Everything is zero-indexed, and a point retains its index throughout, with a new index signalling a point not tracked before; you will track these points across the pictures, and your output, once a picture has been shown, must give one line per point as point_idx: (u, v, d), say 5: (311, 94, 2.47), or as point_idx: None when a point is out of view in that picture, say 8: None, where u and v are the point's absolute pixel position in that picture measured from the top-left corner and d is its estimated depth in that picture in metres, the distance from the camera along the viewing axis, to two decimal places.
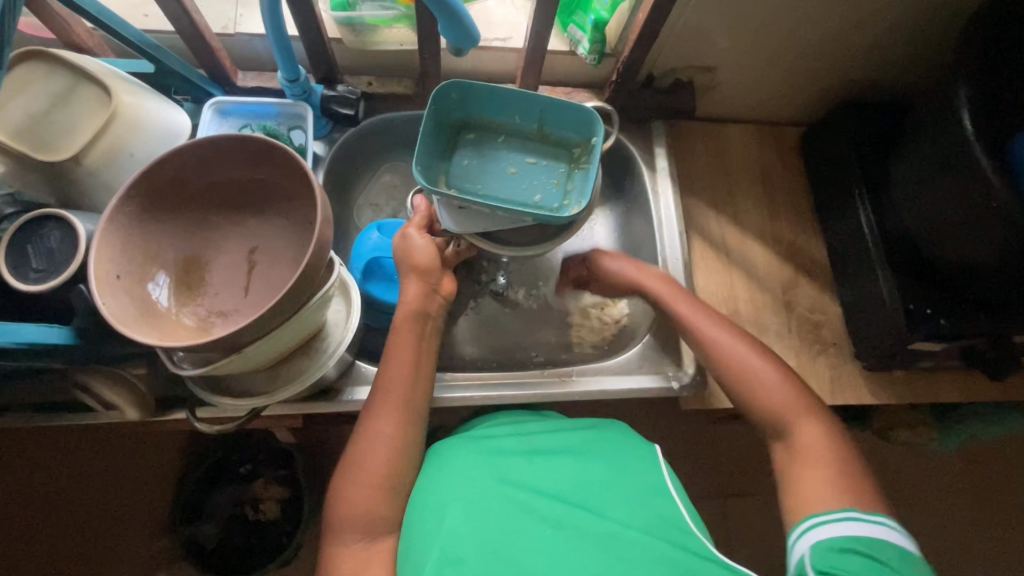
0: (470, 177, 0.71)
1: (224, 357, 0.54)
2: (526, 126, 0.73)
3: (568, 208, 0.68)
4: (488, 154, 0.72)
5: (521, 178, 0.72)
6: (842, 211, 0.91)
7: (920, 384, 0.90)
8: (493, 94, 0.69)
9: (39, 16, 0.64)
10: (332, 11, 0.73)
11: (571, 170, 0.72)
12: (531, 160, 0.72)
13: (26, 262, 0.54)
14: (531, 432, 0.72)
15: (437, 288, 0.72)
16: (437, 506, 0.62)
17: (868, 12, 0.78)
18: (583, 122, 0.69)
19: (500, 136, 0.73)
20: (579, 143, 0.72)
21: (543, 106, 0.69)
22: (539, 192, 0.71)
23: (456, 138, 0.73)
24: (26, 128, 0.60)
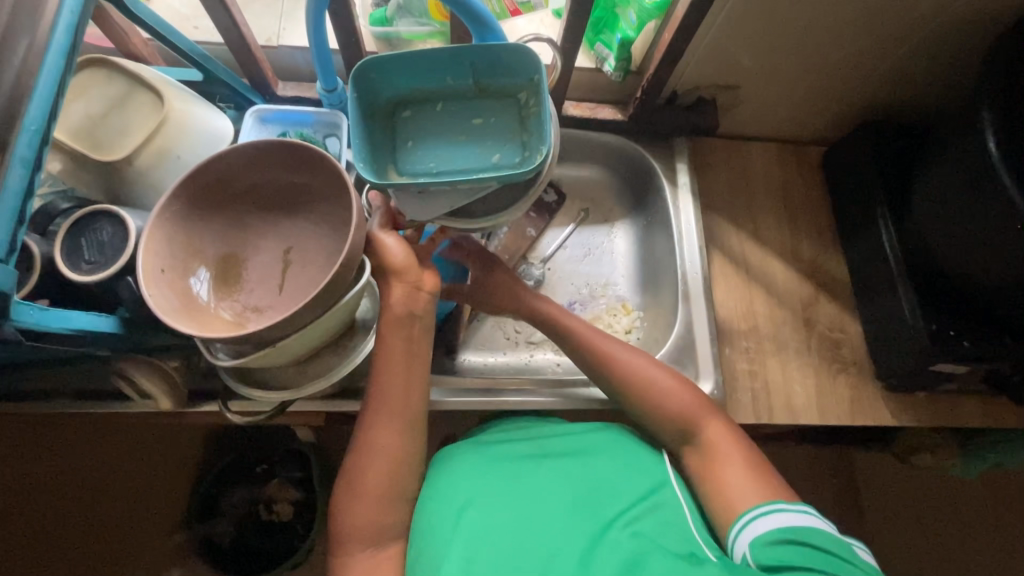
0: (420, 156, 0.65)
1: (258, 350, 0.57)
2: (462, 85, 0.66)
3: (531, 158, 0.62)
4: (430, 128, 0.67)
5: (473, 143, 0.65)
6: (863, 231, 0.91)
7: (942, 406, 0.89)
8: (413, 62, 0.63)
9: (102, 26, 0.69)
10: (370, 25, 0.78)
11: (523, 118, 0.65)
12: (479, 120, 0.66)
13: (79, 253, 0.57)
14: (541, 436, 0.72)
15: (420, 285, 0.64)
16: (448, 505, 0.64)
17: (892, 35, 0.79)
18: (517, 60, 0.62)
19: (439, 103, 0.67)
20: (522, 87, 0.65)
21: (470, 57, 0.63)
22: (496, 151, 0.65)
23: (394, 120, 0.67)
24: (84, 129, 0.64)
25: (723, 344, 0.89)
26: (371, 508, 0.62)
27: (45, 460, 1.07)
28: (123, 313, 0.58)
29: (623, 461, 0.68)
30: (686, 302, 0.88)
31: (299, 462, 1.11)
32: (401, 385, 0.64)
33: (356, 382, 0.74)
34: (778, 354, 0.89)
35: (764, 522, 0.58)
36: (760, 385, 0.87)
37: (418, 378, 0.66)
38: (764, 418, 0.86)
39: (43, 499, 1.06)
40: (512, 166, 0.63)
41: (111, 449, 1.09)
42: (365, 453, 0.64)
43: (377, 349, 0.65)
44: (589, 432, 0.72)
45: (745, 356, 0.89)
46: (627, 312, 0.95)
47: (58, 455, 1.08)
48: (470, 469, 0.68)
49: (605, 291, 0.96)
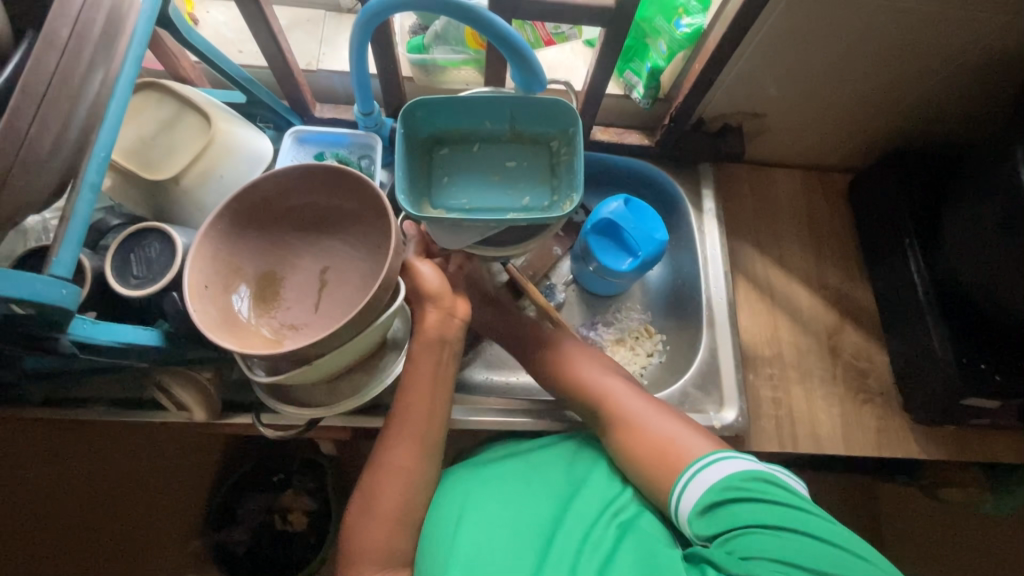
0: (453, 192, 0.69)
1: (294, 367, 0.58)
2: (497, 129, 0.70)
3: (559, 205, 0.66)
4: (464, 166, 0.70)
5: (505, 184, 0.69)
6: (893, 262, 0.91)
7: (972, 439, 0.87)
8: (457, 105, 0.66)
9: (155, 51, 0.72)
10: (408, 53, 0.80)
11: (554, 166, 0.69)
12: (512, 163, 0.70)
13: (127, 268, 0.60)
14: (525, 449, 0.76)
15: (454, 312, 0.66)
16: (450, 520, 0.68)
17: (923, 66, 0.79)
18: (555, 114, 0.66)
19: (474, 145, 0.70)
20: (555, 136, 0.69)
21: (512, 106, 0.66)
22: (526, 195, 0.68)
23: (431, 156, 0.70)
24: (136, 149, 0.67)
25: (747, 370, 0.89)
26: (393, 528, 0.63)
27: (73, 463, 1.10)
28: (166, 327, 0.60)
29: (596, 463, 0.73)
30: (710, 328, 0.88)
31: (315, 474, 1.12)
32: (426, 406, 0.65)
33: (383, 399, 0.75)
34: (803, 382, 0.89)
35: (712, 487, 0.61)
36: (784, 413, 0.87)
37: (444, 399, 0.67)
38: (788, 446, 0.85)
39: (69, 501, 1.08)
40: (540, 210, 0.67)
41: (136, 454, 1.11)
42: (388, 471, 0.64)
43: (406, 369, 0.66)
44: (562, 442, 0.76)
45: (768, 383, 0.88)
46: (649, 335, 0.93)
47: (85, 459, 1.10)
48: (468, 486, 0.72)
49: (627, 314, 0.95)
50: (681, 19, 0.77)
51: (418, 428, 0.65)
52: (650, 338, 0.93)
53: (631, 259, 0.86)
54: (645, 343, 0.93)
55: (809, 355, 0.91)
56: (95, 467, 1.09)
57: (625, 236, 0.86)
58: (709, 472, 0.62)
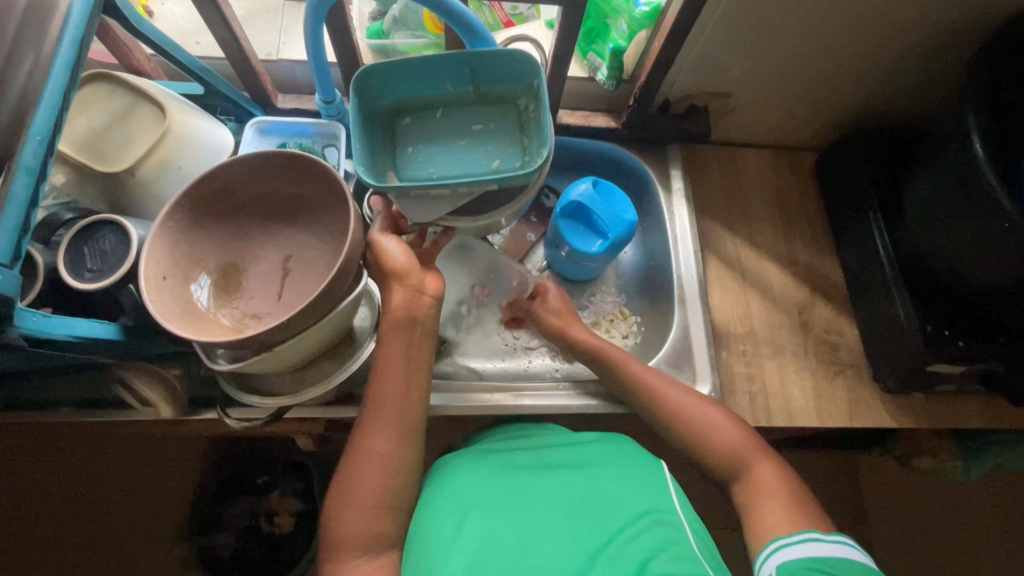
0: (421, 162, 0.68)
1: (256, 355, 0.57)
2: (461, 91, 0.69)
3: (532, 162, 0.65)
4: (429, 134, 0.69)
5: (473, 148, 0.69)
6: (859, 234, 0.92)
7: (941, 406, 0.89)
8: (415, 69, 0.65)
9: (106, 42, 0.71)
10: (367, 39, 0.79)
11: (523, 124, 0.68)
12: (479, 126, 0.69)
13: (81, 262, 0.58)
14: (545, 451, 0.73)
15: (422, 288, 0.64)
16: (451, 512, 0.65)
17: (878, 41, 0.81)
18: (518, 70, 0.65)
19: (438, 110, 0.70)
20: (521, 93, 0.68)
21: (472, 66, 0.65)
22: (496, 157, 0.68)
23: (395, 126, 0.70)
24: (88, 142, 0.65)
25: (720, 347, 0.89)
26: (366, 516, 0.62)
27: (45, 472, 1.07)
28: (124, 320, 0.59)
29: (617, 469, 0.70)
30: (682, 306, 0.89)
31: (297, 473, 1.11)
32: (396, 391, 0.65)
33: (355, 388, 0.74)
34: (776, 357, 0.90)
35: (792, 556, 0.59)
36: (758, 389, 0.88)
37: (415, 384, 0.66)
38: (763, 421, 0.86)
39: (42, 512, 1.06)
40: (513, 170, 0.66)
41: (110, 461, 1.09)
42: (362, 457, 0.64)
43: (374, 355, 0.66)
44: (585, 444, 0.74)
45: (742, 359, 0.89)
46: (625, 317, 0.93)
47: (57, 468, 1.07)
48: (475, 480, 0.69)
49: (602, 297, 0.95)
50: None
51: (386, 417, 0.64)
52: (625, 320, 0.93)
53: (601, 242, 0.86)
54: (619, 325, 0.93)
55: (779, 332, 0.92)
56: (69, 475, 1.07)
57: (594, 218, 0.86)
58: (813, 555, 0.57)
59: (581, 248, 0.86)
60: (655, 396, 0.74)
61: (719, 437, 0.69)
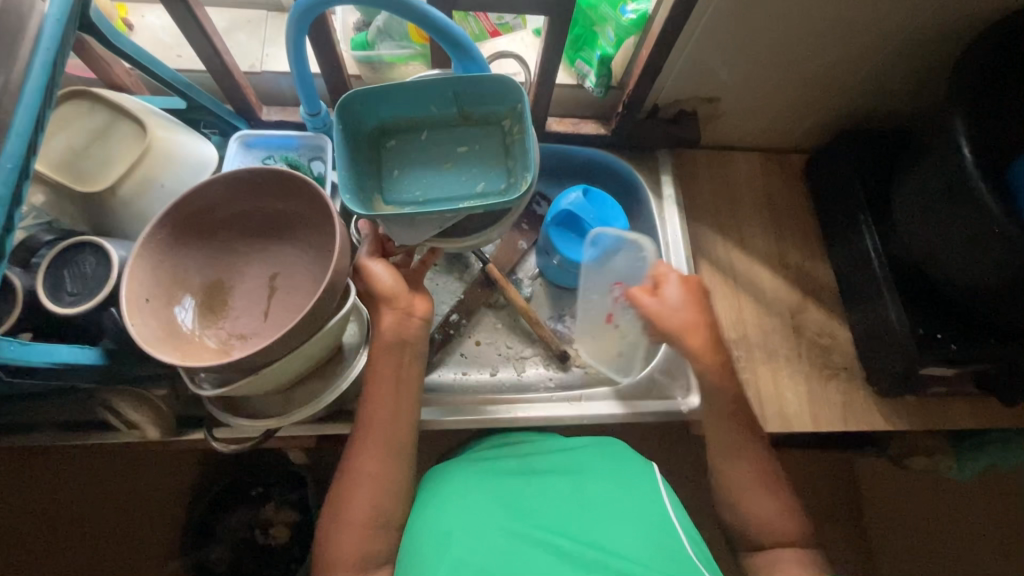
0: (406, 185, 0.67)
1: (243, 378, 0.56)
2: (445, 113, 0.68)
3: (517, 185, 0.65)
4: (414, 156, 0.69)
5: (458, 171, 0.68)
6: (850, 238, 0.92)
7: (934, 408, 0.89)
8: (400, 92, 0.65)
9: (84, 58, 0.69)
10: (353, 51, 0.78)
11: (508, 146, 0.68)
12: (463, 148, 0.68)
13: (61, 286, 0.57)
14: (540, 457, 0.72)
15: (411, 311, 0.64)
16: (444, 519, 0.64)
17: (864, 46, 0.81)
18: (502, 92, 0.65)
19: (422, 132, 0.69)
20: (506, 115, 0.68)
21: (456, 89, 0.65)
22: (481, 180, 0.67)
23: (379, 148, 0.69)
24: (67, 161, 0.64)
25: None
26: (358, 538, 0.61)
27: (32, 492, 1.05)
28: (107, 344, 0.58)
29: (613, 475, 0.69)
30: None
31: (294, 484, 1.09)
32: (387, 409, 0.64)
33: (346, 405, 0.73)
34: (769, 362, 0.90)
35: None
36: (752, 394, 0.88)
37: (406, 401, 0.66)
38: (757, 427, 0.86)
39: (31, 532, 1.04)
40: (498, 194, 0.66)
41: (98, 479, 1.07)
42: (354, 476, 0.63)
43: (364, 374, 0.65)
44: (582, 447, 0.73)
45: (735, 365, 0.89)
46: None
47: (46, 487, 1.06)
48: (468, 488, 0.68)
49: None
50: (627, 6, 0.77)
51: (376, 436, 0.63)
52: None
53: (592, 250, 0.85)
54: None
55: (771, 337, 0.92)
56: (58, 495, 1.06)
57: (585, 226, 0.86)
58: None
59: (572, 257, 0.85)
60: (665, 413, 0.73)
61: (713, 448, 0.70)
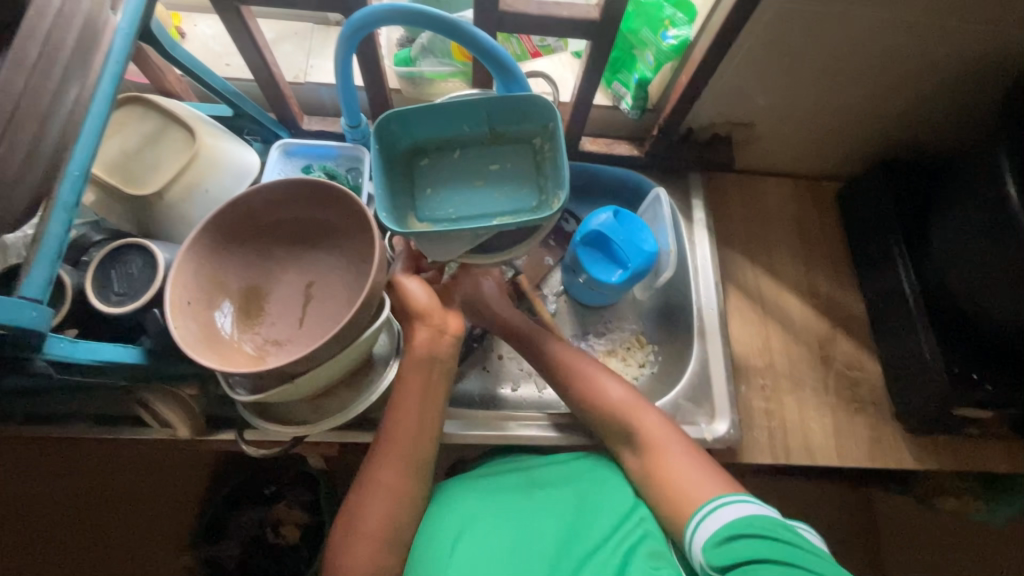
0: (440, 204, 0.68)
1: (277, 385, 0.57)
2: (477, 132, 0.69)
3: (548, 203, 0.66)
4: (448, 175, 0.70)
5: (490, 188, 0.69)
6: (882, 271, 0.91)
7: (965, 449, 0.87)
8: (434, 114, 0.65)
9: (140, 65, 0.72)
10: (395, 66, 0.80)
11: (539, 163, 0.68)
12: (495, 166, 0.69)
13: (108, 285, 0.59)
14: (536, 473, 0.74)
15: (444, 328, 0.67)
16: (449, 528, 0.68)
17: (906, 77, 0.80)
18: (534, 111, 0.65)
19: (455, 151, 0.70)
20: (537, 133, 0.68)
21: (488, 109, 0.65)
22: (514, 198, 0.68)
23: (413, 166, 0.70)
24: (118, 163, 0.66)
25: (738, 381, 0.89)
26: (374, 551, 0.62)
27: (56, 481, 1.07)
28: (148, 344, 0.59)
29: (604, 490, 0.71)
30: (701, 338, 0.88)
31: (307, 487, 1.10)
32: (412, 424, 0.65)
33: (371, 414, 0.74)
34: (795, 392, 0.89)
35: (710, 521, 0.61)
36: (777, 424, 0.87)
37: (432, 415, 0.66)
38: (781, 458, 0.85)
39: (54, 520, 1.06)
40: (529, 212, 0.67)
41: (120, 472, 1.09)
42: (377, 487, 0.64)
43: (392, 388, 0.66)
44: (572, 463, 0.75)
45: (761, 394, 0.88)
46: (641, 346, 0.92)
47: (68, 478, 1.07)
48: (472, 501, 0.70)
49: (618, 324, 0.93)
50: (668, 31, 0.76)
51: (397, 450, 0.64)
52: (642, 349, 0.91)
53: (620, 271, 0.85)
54: (636, 354, 0.91)
55: (798, 366, 0.91)
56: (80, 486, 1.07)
57: (614, 248, 0.85)
58: (730, 504, 0.61)
59: (600, 277, 0.85)
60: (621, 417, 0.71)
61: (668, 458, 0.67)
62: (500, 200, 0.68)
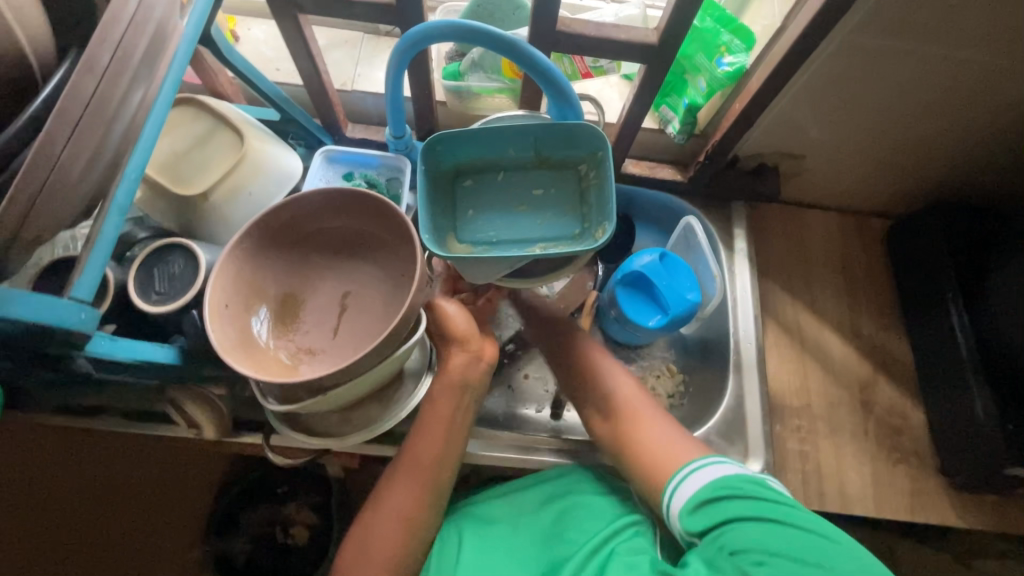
0: (480, 226, 0.67)
1: (309, 397, 0.57)
2: (522, 155, 0.68)
3: (591, 232, 0.65)
4: (490, 197, 0.69)
5: (533, 213, 0.68)
6: (931, 316, 0.87)
7: (1012, 510, 0.83)
8: (482, 136, 0.65)
9: (196, 66, 0.73)
10: (444, 79, 0.79)
11: (583, 190, 0.67)
12: (539, 191, 0.68)
13: (150, 284, 0.60)
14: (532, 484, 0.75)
15: (479, 355, 0.66)
16: (454, 545, 0.71)
17: (975, 116, 0.76)
18: (582, 138, 0.64)
19: (499, 173, 0.69)
20: (583, 159, 0.67)
21: (537, 133, 0.64)
22: (556, 224, 0.67)
23: (454, 186, 0.69)
24: (169, 163, 0.67)
25: (773, 420, 0.85)
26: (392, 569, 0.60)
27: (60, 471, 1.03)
28: (183, 344, 0.59)
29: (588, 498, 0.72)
30: (737, 373, 0.85)
31: (318, 488, 1.10)
32: (440, 444, 0.64)
33: (396, 428, 0.73)
34: (832, 436, 0.85)
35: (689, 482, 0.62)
36: (812, 468, 0.83)
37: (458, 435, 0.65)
38: (814, 504, 0.81)
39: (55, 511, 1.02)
40: (571, 239, 0.66)
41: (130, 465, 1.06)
42: (400, 506, 0.63)
43: (421, 408, 0.65)
44: (558, 479, 0.75)
45: (796, 435, 0.85)
46: (671, 375, 0.88)
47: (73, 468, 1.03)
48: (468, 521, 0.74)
49: (650, 352, 0.90)
50: (723, 58, 0.75)
51: (415, 476, 0.63)
52: (671, 378, 0.88)
53: (659, 316, 0.82)
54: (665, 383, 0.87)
55: (836, 409, 0.87)
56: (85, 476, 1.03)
57: (655, 292, 0.83)
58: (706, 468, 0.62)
59: (637, 318, 0.82)
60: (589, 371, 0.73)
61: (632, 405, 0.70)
62: (541, 226, 0.67)
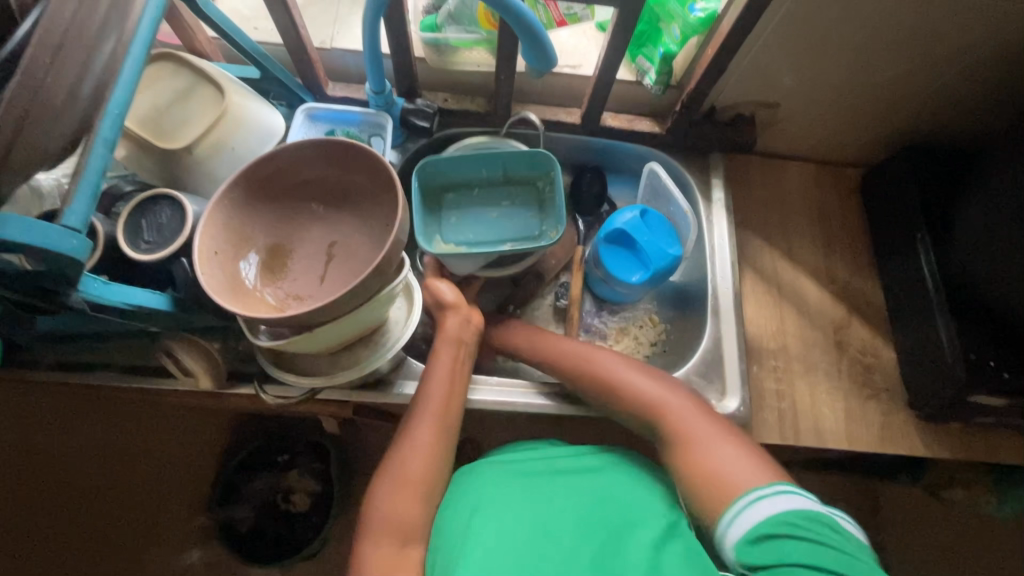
0: (459, 231, 0.79)
1: (296, 334, 0.59)
2: (492, 174, 0.80)
3: (546, 235, 0.77)
4: (468, 207, 0.80)
5: (501, 219, 0.79)
6: (902, 258, 0.90)
7: (977, 439, 0.87)
8: (459, 160, 0.77)
9: (173, 24, 0.73)
10: (421, 31, 0.80)
11: (541, 202, 0.79)
12: (506, 202, 0.80)
13: (139, 234, 0.61)
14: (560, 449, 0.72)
15: (471, 317, 0.73)
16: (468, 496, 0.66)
17: (943, 56, 0.78)
18: (539, 163, 0.77)
19: (474, 188, 0.81)
20: (540, 177, 0.80)
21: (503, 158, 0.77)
22: (521, 230, 0.79)
23: (439, 199, 0.80)
24: (150, 119, 0.68)
25: (751, 361, 0.89)
26: (389, 501, 0.62)
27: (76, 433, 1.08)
28: (174, 292, 0.61)
29: (630, 481, 0.67)
30: (714, 317, 0.87)
31: (316, 455, 1.10)
32: (444, 378, 0.68)
33: (387, 376, 0.76)
34: (807, 376, 0.89)
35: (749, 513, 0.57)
36: (788, 405, 0.87)
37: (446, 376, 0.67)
38: (790, 439, 0.85)
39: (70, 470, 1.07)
40: (533, 240, 0.78)
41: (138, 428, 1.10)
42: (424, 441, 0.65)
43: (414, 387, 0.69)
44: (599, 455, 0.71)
45: (772, 375, 0.88)
46: (653, 324, 0.93)
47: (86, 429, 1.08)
48: (488, 480, 0.68)
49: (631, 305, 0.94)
50: (696, 4, 0.77)
51: (427, 408, 0.67)
52: (654, 326, 0.93)
53: (642, 271, 0.84)
54: (648, 331, 0.93)
55: (811, 350, 0.90)
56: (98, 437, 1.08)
57: (637, 247, 0.85)
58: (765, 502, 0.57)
59: (620, 273, 0.85)
60: (600, 378, 0.73)
61: (646, 399, 0.70)
62: (508, 229, 0.79)
